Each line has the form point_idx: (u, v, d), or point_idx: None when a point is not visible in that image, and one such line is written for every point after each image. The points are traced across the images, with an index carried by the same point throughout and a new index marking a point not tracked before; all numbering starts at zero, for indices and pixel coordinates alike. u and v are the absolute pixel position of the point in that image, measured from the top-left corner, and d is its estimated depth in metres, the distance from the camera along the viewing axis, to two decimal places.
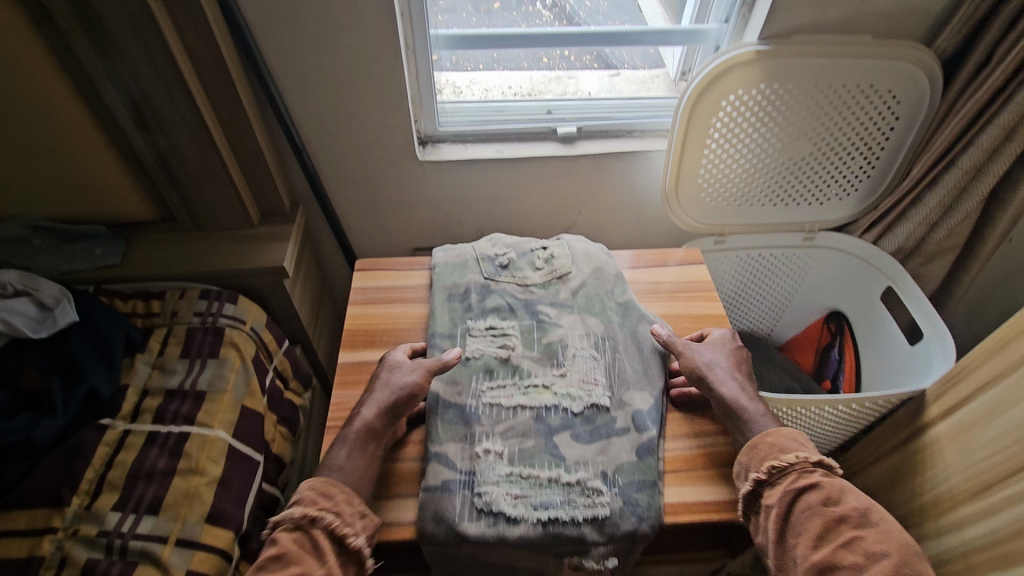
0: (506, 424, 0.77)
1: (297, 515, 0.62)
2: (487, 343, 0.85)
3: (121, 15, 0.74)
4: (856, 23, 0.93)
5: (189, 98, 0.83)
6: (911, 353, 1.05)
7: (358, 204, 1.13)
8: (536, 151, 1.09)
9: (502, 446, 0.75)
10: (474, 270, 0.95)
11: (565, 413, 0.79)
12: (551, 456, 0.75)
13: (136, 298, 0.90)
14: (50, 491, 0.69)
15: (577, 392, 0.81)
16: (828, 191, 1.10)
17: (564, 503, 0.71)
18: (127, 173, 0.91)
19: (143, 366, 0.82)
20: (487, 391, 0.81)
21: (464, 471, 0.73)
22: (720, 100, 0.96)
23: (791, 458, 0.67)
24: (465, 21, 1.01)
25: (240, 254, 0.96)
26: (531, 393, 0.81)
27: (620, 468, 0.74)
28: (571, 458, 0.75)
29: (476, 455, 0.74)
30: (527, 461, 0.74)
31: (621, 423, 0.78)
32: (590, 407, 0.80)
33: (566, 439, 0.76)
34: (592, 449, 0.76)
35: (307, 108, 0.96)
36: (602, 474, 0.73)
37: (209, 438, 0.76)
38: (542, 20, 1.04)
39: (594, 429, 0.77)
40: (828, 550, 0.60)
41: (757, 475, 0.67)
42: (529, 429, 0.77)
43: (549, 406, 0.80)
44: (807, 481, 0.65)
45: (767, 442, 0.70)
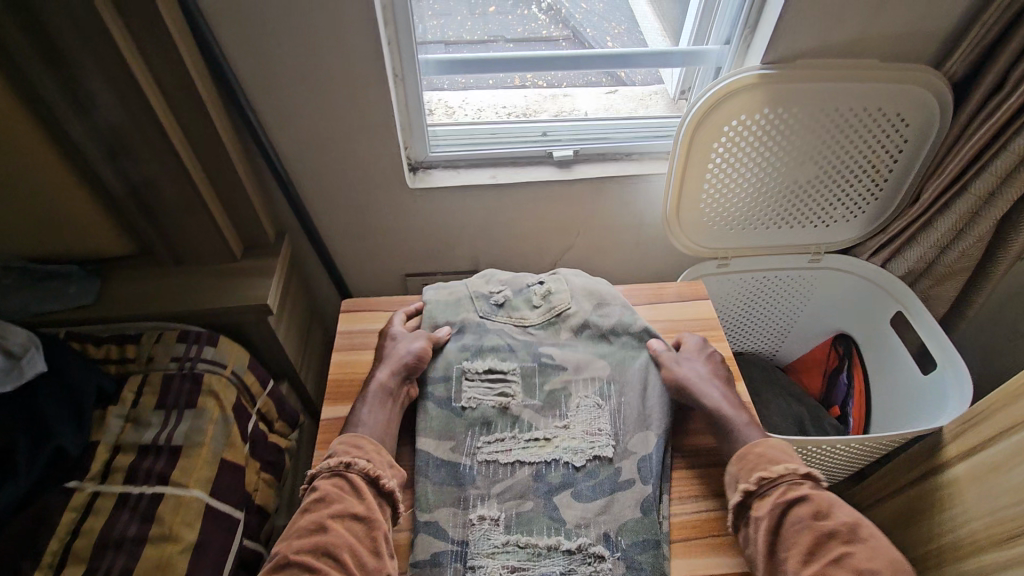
0: (503, 483, 0.74)
1: (333, 462, 0.69)
2: (485, 391, 0.81)
3: (85, 50, 0.69)
4: (864, 45, 0.88)
5: (162, 134, 0.79)
6: (925, 382, 1.00)
7: (346, 233, 1.08)
8: (530, 176, 1.04)
9: (499, 511, 0.72)
10: (468, 308, 0.90)
11: (565, 469, 0.75)
12: (551, 520, 0.71)
13: (109, 343, 0.84)
14: (11, 564, 0.64)
15: (580, 445, 0.77)
16: (835, 216, 1.06)
17: (564, 575, 0.68)
18: (101, 210, 0.86)
19: (116, 420, 0.76)
20: (484, 445, 0.77)
21: (457, 540, 0.69)
22: (722, 126, 0.92)
23: (781, 469, 0.67)
24: (454, 43, 0.96)
25: (220, 291, 0.91)
26: (531, 447, 0.77)
27: (622, 528, 0.70)
28: (571, 521, 0.71)
29: (468, 522, 0.70)
30: (525, 527, 0.70)
31: (624, 475, 0.74)
32: (592, 460, 0.76)
33: (566, 499, 0.73)
34: (593, 508, 0.72)
35: (289, 137, 0.91)
36: (603, 537, 0.70)
37: (184, 499, 0.71)
38: (539, 23, 0.98)
39: (596, 485, 0.74)
40: (819, 565, 0.60)
41: (747, 486, 0.67)
42: (528, 489, 0.73)
43: (549, 461, 0.76)
44: (796, 492, 0.65)
45: (756, 452, 0.70)
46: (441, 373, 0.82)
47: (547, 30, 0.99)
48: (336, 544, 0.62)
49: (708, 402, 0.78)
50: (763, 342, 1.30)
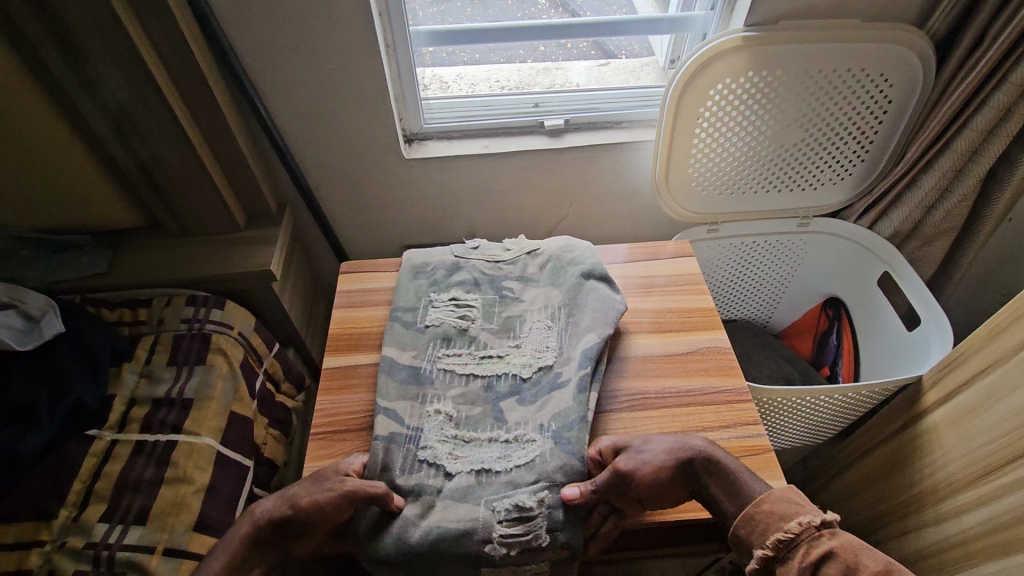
0: (458, 389, 0.77)
1: None
2: (448, 313, 0.85)
3: (90, 26, 0.73)
4: (846, 6, 0.90)
5: (166, 109, 0.83)
6: (909, 340, 1.03)
7: (346, 205, 1.12)
8: (524, 145, 1.07)
9: (451, 408, 0.75)
10: (443, 251, 0.94)
11: (513, 380, 0.78)
12: (495, 418, 0.74)
13: (124, 307, 0.89)
14: (37, 505, 0.68)
15: (527, 358, 0.80)
16: (822, 178, 1.08)
17: (499, 458, 0.70)
18: (109, 181, 0.90)
19: (130, 375, 0.82)
20: (444, 357, 0.80)
21: (412, 426, 0.73)
22: (708, 89, 0.94)
23: (794, 526, 0.57)
24: (459, 12, 1.00)
25: (226, 258, 0.96)
26: (484, 362, 0.80)
27: (554, 415, 0.72)
28: (513, 419, 0.74)
29: (425, 415, 0.74)
30: (471, 425, 0.73)
31: (564, 376, 0.77)
32: (537, 370, 0.78)
33: (511, 404, 0.75)
34: (534, 408, 0.75)
35: (288, 110, 0.95)
36: (539, 426, 0.72)
37: (196, 446, 0.76)
38: (538, 8, 1.02)
39: (537, 391, 0.76)
40: None
41: (763, 553, 0.58)
42: (478, 398, 0.76)
43: (499, 374, 0.79)
44: (819, 553, 0.56)
45: (764, 510, 0.60)
46: (409, 306, 0.86)
47: (546, 15, 1.02)
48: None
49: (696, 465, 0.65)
50: (758, 309, 1.33)
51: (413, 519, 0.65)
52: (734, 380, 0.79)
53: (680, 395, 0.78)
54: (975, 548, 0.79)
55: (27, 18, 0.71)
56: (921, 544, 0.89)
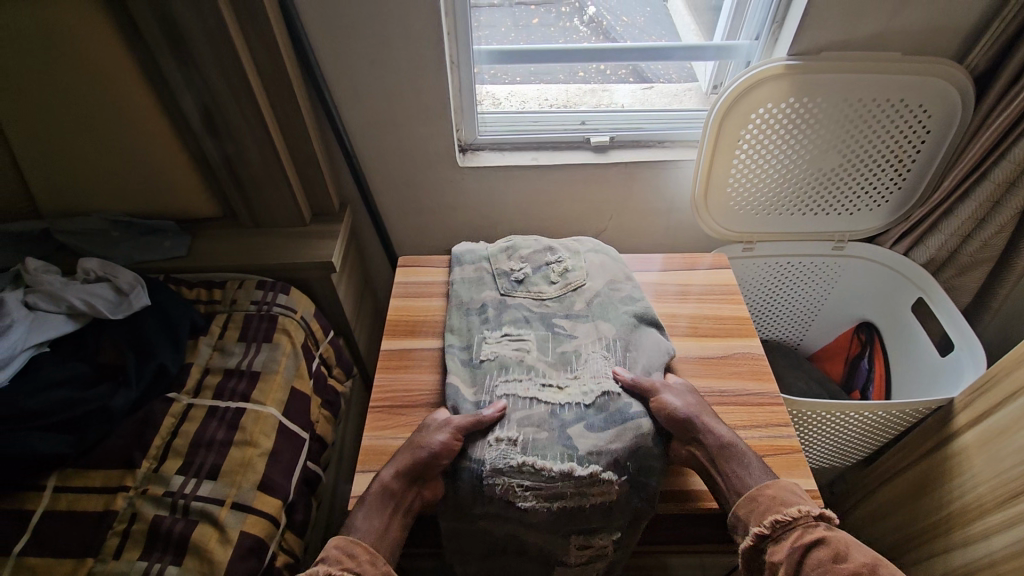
0: (524, 412, 0.75)
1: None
2: (504, 346, 0.84)
3: (199, 34, 0.83)
4: (887, 40, 0.95)
5: (255, 111, 0.92)
6: (941, 364, 1.04)
7: (400, 207, 1.20)
8: (569, 159, 1.14)
9: (516, 433, 0.72)
10: (490, 287, 0.93)
11: (578, 407, 0.76)
12: (564, 447, 0.71)
13: (201, 287, 0.98)
14: (124, 454, 0.76)
15: (589, 386, 0.78)
16: (859, 203, 1.12)
17: (575, 491, 0.69)
18: (198, 175, 1.01)
19: (205, 347, 0.90)
20: (503, 383, 0.79)
21: (477, 458, 0.70)
22: (751, 113, 0.99)
23: (793, 511, 0.64)
24: (504, 35, 1.07)
25: (291, 248, 1.04)
26: (546, 391, 0.78)
27: (632, 455, 0.71)
28: (583, 449, 0.71)
29: (490, 446, 0.71)
30: (538, 452, 0.70)
31: (637, 407, 0.75)
32: (602, 396, 0.77)
33: (579, 430, 0.73)
34: (606, 436, 0.72)
35: (357, 118, 1.04)
36: (615, 463, 0.70)
37: (262, 415, 0.83)
38: (579, 35, 1.09)
39: (607, 417, 0.74)
40: None
41: (760, 531, 0.65)
42: (543, 421, 0.74)
43: (562, 400, 0.77)
44: (812, 538, 0.62)
45: (768, 493, 0.67)
46: (464, 342, 0.86)
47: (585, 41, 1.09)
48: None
49: (709, 438, 0.72)
50: (789, 330, 1.35)
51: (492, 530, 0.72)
52: (767, 385, 0.83)
53: (714, 395, 0.82)
54: (1001, 571, 0.79)
55: (149, 26, 0.82)
56: (948, 566, 0.89)
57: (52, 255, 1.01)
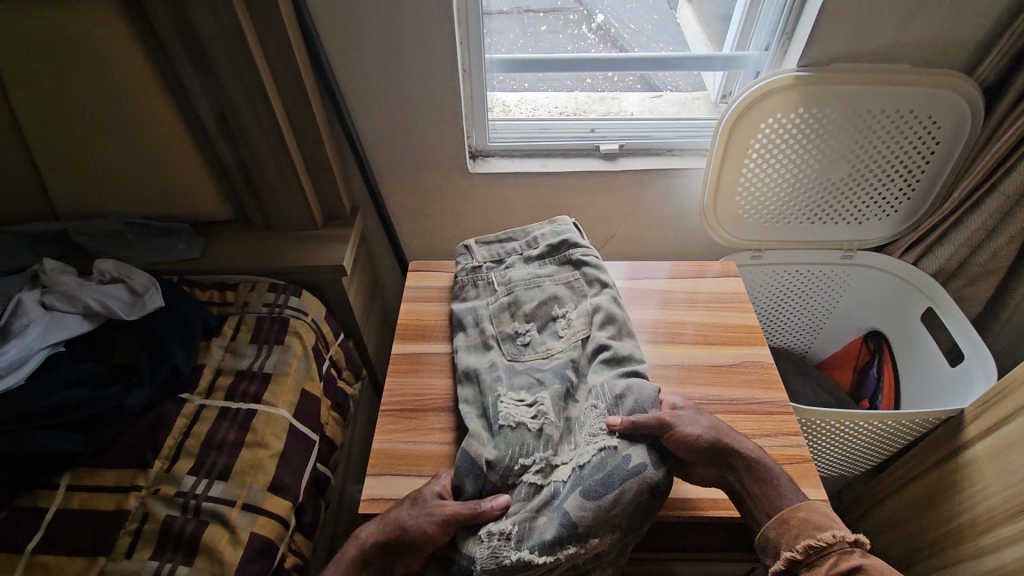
0: (527, 492, 0.67)
1: None
2: (517, 411, 0.73)
3: (217, 41, 0.84)
4: (896, 51, 0.96)
5: (270, 117, 0.94)
6: (951, 374, 1.03)
7: (410, 211, 1.21)
8: (579, 166, 1.15)
9: (510, 522, 0.65)
10: (496, 353, 0.83)
11: (575, 475, 0.67)
12: (563, 526, 0.63)
13: (213, 289, 0.99)
14: (136, 453, 0.77)
15: (581, 451, 0.68)
16: (868, 213, 1.12)
17: (570, 558, 0.65)
18: (212, 178, 1.03)
19: (217, 349, 0.91)
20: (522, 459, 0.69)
21: (479, 552, 0.64)
22: (760, 123, 1.00)
23: (828, 536, 0.62)
24: (512, 42, 1.08)
25: (303, 252, 1.05)
26: (532, 467, 0.69)
27: (631, 515, 0.66)
28: (583, 524, 0.63)
29: (486, 533, 0.65)
30: (537, 541, 0.63)
31: (636, 461, 0.66)
32: (597, 453, 0.67)
33: (577, 502, 0.64)
34: (606, 503, 0.64)
35: (369, 124, 1.06)
36: (609, 531, 0.65)
37: (273, 416, 0.83)
38: (587, 43, 1.11)
39: (603, 481, 0.65)
40: None
41: (792, 555, 0.63)
42: (542, 502, 0.66)
43: (564, 475, 0.68)
44: (848, 564, 0.60)
45: (799, 516, 0.65)
46: (478, 409, 0.77)
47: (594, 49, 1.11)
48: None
49: (736, 458, 0.68)
50: (797, 339, 1.35)
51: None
52: (776, 393, 0.83)
53: (723, 402, 0.82)
54: None
55: (168, 33, 0.83)
56: None
57: (68, 256, 1.03)
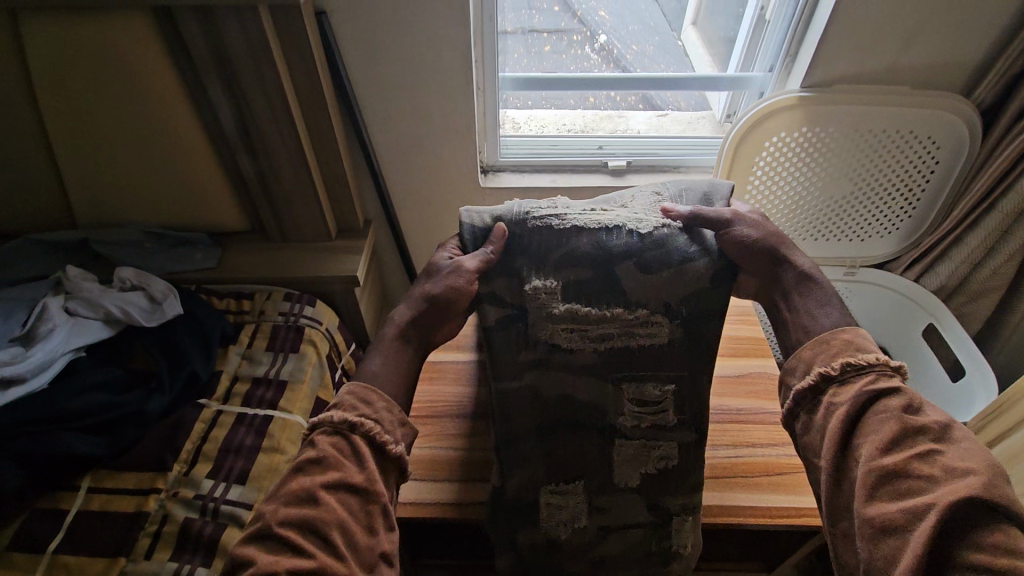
0: (563, 248, 0.70)
1: (337, 421, 0.62)
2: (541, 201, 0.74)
3: (245, 58, 0.87)
4: (895, 76, 0.99)
5: (292, 131, 0.96)
6: (954, 388, 1.06)
7: (422, 224, 1.24)
8: (586, 182, 1.18)
9: (554, 279, 0.70)
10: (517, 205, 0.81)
11: (629, 237, 0.70)
12: (611, 289, 0.70)
13: (230, 297, 1.01)
14: (156, 458, 0.78)
15: (640, 216, 0.72)
16: (870, 230, 1.15)
17: (623, 334, 0.72)
18: (231, 189, 1.05)
19: (235, 355, 0.93)
20: (540, 240, 0.71)
21: (519, 301, 0.72)
22: (765, 140, 1.03)
23: (870, 357, 0.61)
24: (518, 61, 1.12)
25: (318, 263, 1.07)
26: (590, 214, 0.72)
27: (683, 300, 0.71)
28: (633, 295, 0.70)
29: (526, 279, 0.70)
30: (583, 297, 0.70)
31: (694, 245, 0.70)
32: (657, 231, 0.70)
33: (629, 270, 0.70)
34: (657, 279, 0.70)
35: (385, 138, 1.09)
36: (665, 308, 0.71)
37: (290, 424, 0.85)
38: (591, 63, 1.13)
39: (660, 255, 0.69)
40: (902, 458, 0.55)
41: (825, 369, 0.62)
42: (583, 255, 0.70)
43: (609, 226, 0.70)
44: (885, 383, 0.59)
45: (842, 338, 0.63)
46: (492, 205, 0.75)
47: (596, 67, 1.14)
48: (323, 520, 0.55)
49: (786, 269, 0.68)
50: None
51: (541, 390, 0.76)
52: None
53: None
54: None
55: (199, 48, 0.86)
56: None
57: (89, 264, 1.05)
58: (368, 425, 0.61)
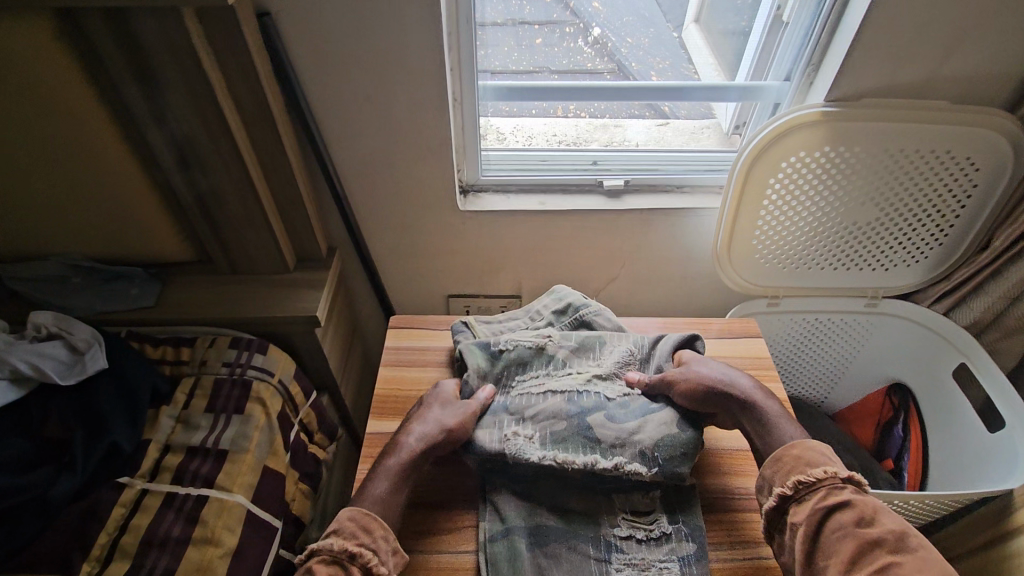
0: (540, 407, 0.79)
1: (337, 549, 0.61)
2: (522, 335, 0.86)
3: (171, 68, 0.73)
4: (933, 88, 0.86)
5: (233, 153, 0.83)
6: (992, 440, 0.93)
7: (393, 251, 1.10)
8: (579, 205, 1.04)
9: (533, 430, 0.76)
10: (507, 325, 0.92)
11: (598, 397, 0.80)
12: (584, 438, 0.75)
13: (167, 344, 0.88)
14: (62, 556, 0.66)
15: (610, 382, 0.82)
16: (895, 260, 1.02)
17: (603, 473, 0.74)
18: (168, 217, 0.91)
19: (167, 420, 0.80)
20: (523, 382, 0.83)
21: (496, 447, 0.74)
22: (782, 161, 0.90)
23: (819, 472, 0.66)
24: (507, 55, 0.96)
25: (271, 301, 0.94)
26: (570, 377, 0.83)
27: (659, 446, 0.73)
28: (605, 442, 0.74)
29: (504, 433, 0.75)
30: (561, 444, 0.75)
31: (657, 403, 0.79)
32: (624, 394, 0.81)
33: (599, 420, 0.76)
34: (627, 428, 0.76)
35: (348, 157, 0.95)
36: (640, 455, 0.73)
37: (227, 504, 0.73)
38: (584, 56, 0.98)
39: (628, 411, 0.78)
40: (862, 574, 0.58)
41: (782, 491, 0.67)
42: (560, 410, 0.78)
43: (580, 390, 0.81)
44: (837, 498, 0.63)
45: (792, 454, 0.69)
46: (482, 344, 0.86)
47: (592, 62, 0.98)
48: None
49: (730, 401, 0.75)
50: (812, 389, 1.26)
51: (534, 497, 0.75)
52: None
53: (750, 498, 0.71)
54: None
55: (114, 57, 0.72)
56: None
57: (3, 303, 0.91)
58: (367, 555, 0.61)
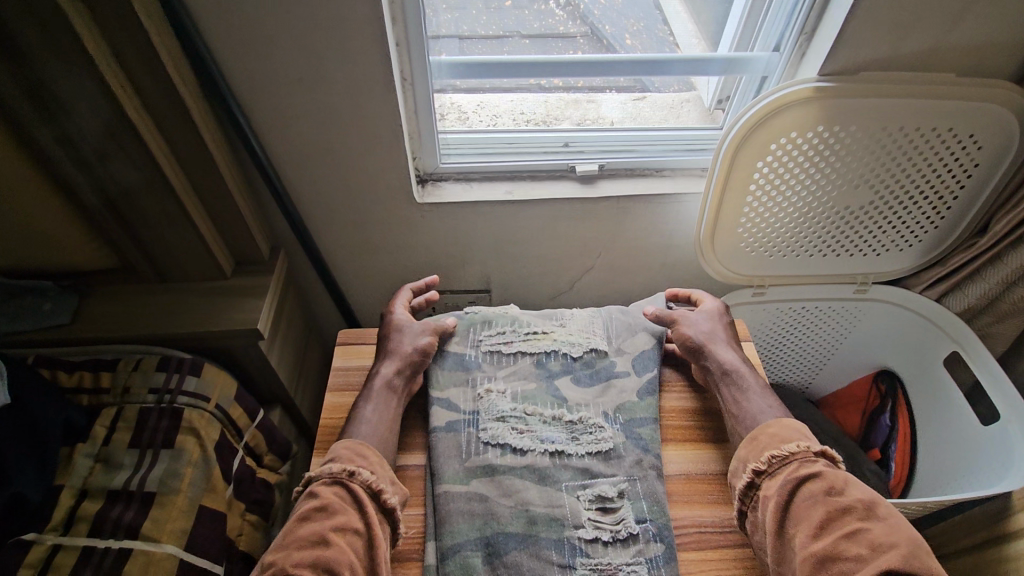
0: (509, 368, 0.81)
1: (335, 471, 0.64)
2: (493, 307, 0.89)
3: (51, 56, 0.61)
4: (936, 59, 0.78)
5: (143, 151, 0.71)
6: (985, 433, 0.89)
7: (346, 247, 1.00)
8: (550, 192, 0.95)
9: (504, 386, 0.78)
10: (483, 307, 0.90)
11: (564, 360, 0.82)
12: (552, 397, 0.78)
13: (84, 369, 0.79)
14: None
15: (577, 340, 0.84)
16: (888, 244, 0.96)
17: (567, 439, 0.74)
18: (76, 223, 0.77)
19: (84, 460, 0.72)
20: (488, 339, 0.84)
21: (468, 410, 0.76)
22: (770, 143, 0.82)
23: (793, 446, 0.65)
24: (475, 20, 0.85)
25: (205, 312, 0.83)
26: (533, 338, 0.84)
27: (619, 408, 0.77)
28: (572, 399, 0.78)
29: (478, 395, 0.77)
30: (529, 399, 0.77)
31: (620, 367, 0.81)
32: (590, 352, 0.83)
33: (566, 382, 0.79)
34: (593, 391, 0.79)
35: (285, 146, 0.83)
36: (603, 413, 0.76)
37: (154, 556, 0.66)
38: (555, 19, 0.87)
39: (594, 372, 0.81)
40: (829, 539, 0.57)
41: (757, 465, 0.65)
42: (530, 373, 0.80)
43: (548, 352, 0.82)
44: (807, 469, 0.63)
45: (770, 431, 0.68)
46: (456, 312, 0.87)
47: (564, 26, 0.87)
48: (339, 561, 0.57)
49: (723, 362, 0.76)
50: (796, 376, 1.21)
51: (491, 499, 0.69)
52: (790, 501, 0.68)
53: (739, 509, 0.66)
54: None
55: None
56: None
57: None
58: (365, 474, 0.64)
